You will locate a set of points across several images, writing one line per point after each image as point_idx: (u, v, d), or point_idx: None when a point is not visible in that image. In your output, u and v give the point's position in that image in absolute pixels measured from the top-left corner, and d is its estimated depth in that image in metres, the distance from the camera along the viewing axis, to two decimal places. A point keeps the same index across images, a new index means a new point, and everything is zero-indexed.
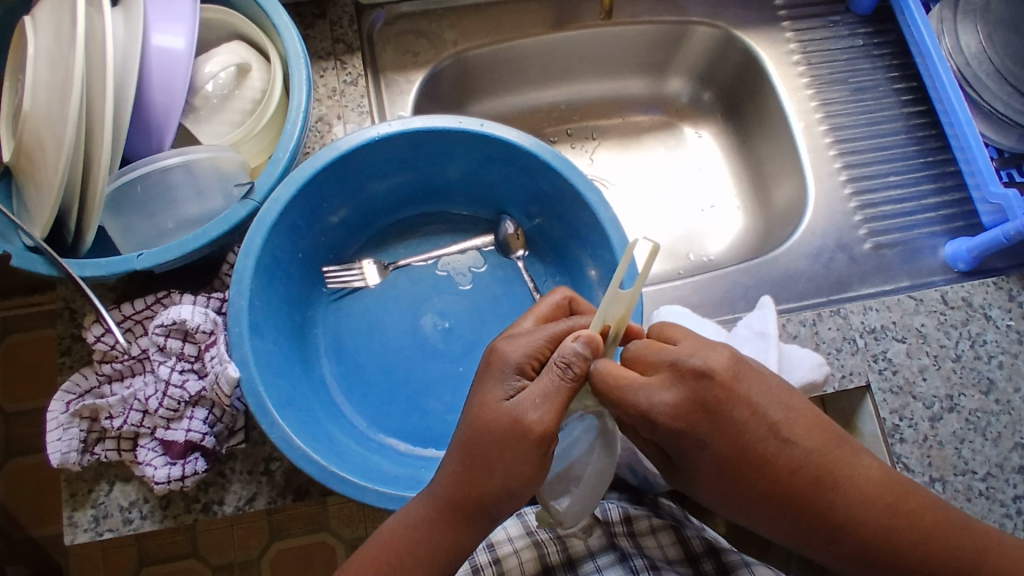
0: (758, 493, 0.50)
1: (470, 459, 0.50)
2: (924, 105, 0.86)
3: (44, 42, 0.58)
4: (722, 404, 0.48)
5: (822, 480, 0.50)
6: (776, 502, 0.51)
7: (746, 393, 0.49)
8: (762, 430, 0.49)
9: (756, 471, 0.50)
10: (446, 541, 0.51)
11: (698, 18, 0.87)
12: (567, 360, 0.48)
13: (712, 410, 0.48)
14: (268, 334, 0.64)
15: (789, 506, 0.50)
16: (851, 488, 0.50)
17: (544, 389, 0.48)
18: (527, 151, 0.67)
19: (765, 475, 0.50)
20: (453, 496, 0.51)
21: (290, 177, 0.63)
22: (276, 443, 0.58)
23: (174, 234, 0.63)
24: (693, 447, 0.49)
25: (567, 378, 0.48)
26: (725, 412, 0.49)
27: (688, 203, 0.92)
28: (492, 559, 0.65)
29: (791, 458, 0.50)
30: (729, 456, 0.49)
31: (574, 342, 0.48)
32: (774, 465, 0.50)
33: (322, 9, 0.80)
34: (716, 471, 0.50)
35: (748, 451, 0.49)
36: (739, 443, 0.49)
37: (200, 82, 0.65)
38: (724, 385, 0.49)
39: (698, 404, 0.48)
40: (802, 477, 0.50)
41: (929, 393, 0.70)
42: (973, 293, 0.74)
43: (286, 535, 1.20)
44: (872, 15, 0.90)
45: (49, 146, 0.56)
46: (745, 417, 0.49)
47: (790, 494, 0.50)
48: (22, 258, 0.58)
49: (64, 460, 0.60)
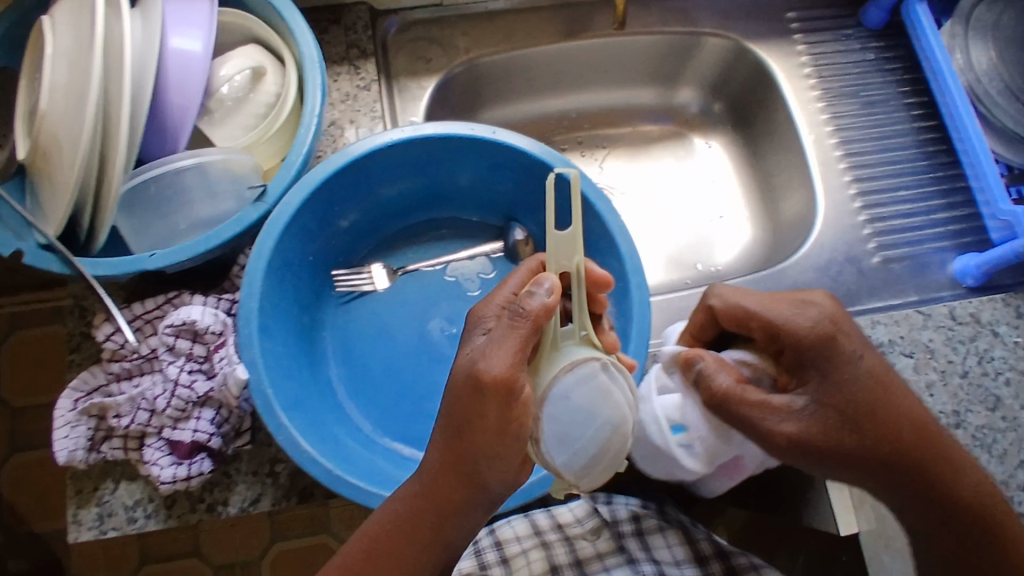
0: (863, 448, 0.54)
1: (454, 454, 0.50)
2: (934, 120, 0.86)
3: (62, 42, 0.58)
4: (838, 342, 0.56)
5: (918, 430, 0.56)
6: (873, 454, 0.55)
7: (843, 348, 0.56)
8: (880, 376, 0.56)
9: (863, 415, 0.55)
10: (434, 535, 0.52)
11: (709, 30, 0.87)
12: (518, 300, 0.48)
13: (824, 357, 0.56)
14: (277, 335, 0.65)
15: (883, 457, 0.55)
16: (937, 441, 0.56)
17: (500, 334, 0.48)
18: (538, 159, 0.67)
19: (875, 419, 0.55)
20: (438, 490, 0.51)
21: (302, 180, 0.64)
22: (282, 445, 0.58)
23: (186, 235, 0.64)
24: (825, 389, 0.55)
25: (520, 321, 0.47)
26: (843, 351, 0.56)
27: (697, 213, 0.92)
28: (501, 559, 0.66)
29: (893, 404, 0.56)
30: (847, 398, 0.55)
31: (531, 282, 0.49)
32: (885, 408, 0.55)
33: (336, 15, 0.81)
34: (832, 419, 0.54)
35: (865, 394, 0.55)
36: (863, 389, 0.55)
37: (215, 85, 0.66)
38: (835, 322, 0.57)
39: (815, 345, 0.56)
40: (903, 424, 0.55)
41: (936, 408, 0.70)
42: (981, 308, 0.74)
43: (287, 536, 1.20)
44: (883, 29, 0.90)
45: (65, 146, 0.56)
46: (856, 359, 0.56)
47: (890, 437, 0.55)
48: (33, 256, 0.60)
49: (70, 457, 0.60)
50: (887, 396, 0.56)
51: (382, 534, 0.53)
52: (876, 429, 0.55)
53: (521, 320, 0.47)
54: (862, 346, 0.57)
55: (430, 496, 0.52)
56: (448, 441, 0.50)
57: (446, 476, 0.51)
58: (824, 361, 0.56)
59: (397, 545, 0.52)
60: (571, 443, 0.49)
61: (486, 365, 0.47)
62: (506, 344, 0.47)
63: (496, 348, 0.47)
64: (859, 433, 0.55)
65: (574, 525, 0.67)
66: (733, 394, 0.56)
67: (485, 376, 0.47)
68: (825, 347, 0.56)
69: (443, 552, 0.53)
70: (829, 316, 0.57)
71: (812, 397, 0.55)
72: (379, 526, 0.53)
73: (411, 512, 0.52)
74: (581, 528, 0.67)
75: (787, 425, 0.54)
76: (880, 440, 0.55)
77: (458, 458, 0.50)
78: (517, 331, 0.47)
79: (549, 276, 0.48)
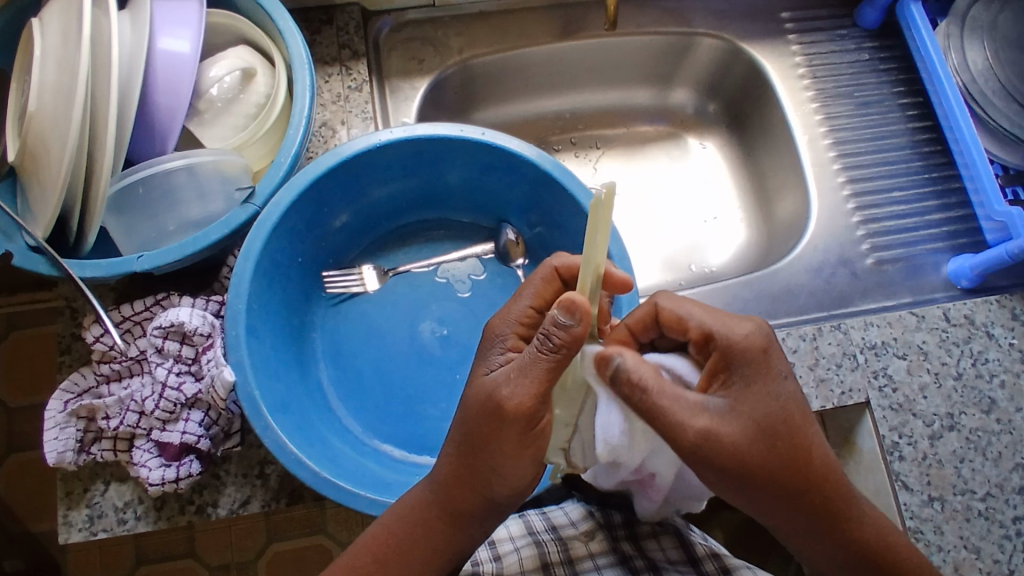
0: (775, 476, 0.50)
1: (468, 467, 0.53)
2: (929, 121, 0.85)
3: (51, 44, 0.58)
4: (769, 358, 0.51)
5: (828, 464, 0.52)
6: (782, 479, 0.51)
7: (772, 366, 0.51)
8: (802, 403, 0.52)
9: (785, 441, 0.50)
10: (443, 539, 0.56)
11: (703, 30, 0.87)
12: (546, 329, 0.47)
13: (750, 370, 0.51)
14: (266, 337, 0.65)
15: (790, 485, 0.51)
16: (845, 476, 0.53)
17: (526, 362, 0.49)
18: (528, 160, 0.67)
19: (792, 445, 0.50)
20: (450, 497, 0.54)
21: (291, 182, 0.64)
22: (269, 447, 0.58)
23: (175, 237, 0.64)
24: (752, 405, 0.50)
25: (547, 350, 0.48)
26: (772, 367, 0.51)
27: (691, 215, 0.91)
28: (492, 556, 0.65)
29: (809, 438, 0.51)
30: (768, 419, 0.50)
31: (558, 307, 0.46)
32: (805, 435, 0.51)
33: (329, 15, 0.81)
34: (747, 434, 0.49)
35: (781, 416, 0.50)
36: (784, 408, 0.50)
37: (204, 86, 0.66)
38: (768, 338, 0.52)
39: (738, 357, 0.51)
40: (816, 455, 0.51)
41: (929, 410, 0.70)
42: (976, 310, 0.74)
43: (283, 537, 1.20)
44: (879, 29, 0.89)
45: (53, 147, 0.56)
46: (783, 379, 0.51)
47: (805, 469, 0.51)
48: (24, 258, 0.59)
49: (60, 459, 0.60)
50: (805, 428, 0.51)
51: (391, 540, 0.55)
52: (794, 452, 0.50)
53: (548, 353, 0.48)
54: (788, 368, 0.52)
55: (445, 503, 0.55)
56: (460, 453, 0.53)
57: (459, 486, 0.54)
58: (743, 372, 0.51)
59: (410, 547, 0.55)
60: (612, 420, 0.50)
61: (508, 396, 0.49)
62: (532, 377, 0.48)
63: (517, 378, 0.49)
64: (779, 458, 0.50)
65: (568, 527, 0.67)
66: (647, 389, 0.48)
67: (506, 405, 0.49)
68: (753, 367, 0.51)
69: (453, 552, 0.57)
70: (764, 329, 0.52)
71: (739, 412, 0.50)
72: (387, 532, 0.56)
73: (426, 519, 0.55)
74: (575, 530, 0.67)
75: (701, 423, 0.48)
76: (789, 469, 0.50)
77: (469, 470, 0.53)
78: (545, 364, 0.48)
79: (578, 299, 0.46)
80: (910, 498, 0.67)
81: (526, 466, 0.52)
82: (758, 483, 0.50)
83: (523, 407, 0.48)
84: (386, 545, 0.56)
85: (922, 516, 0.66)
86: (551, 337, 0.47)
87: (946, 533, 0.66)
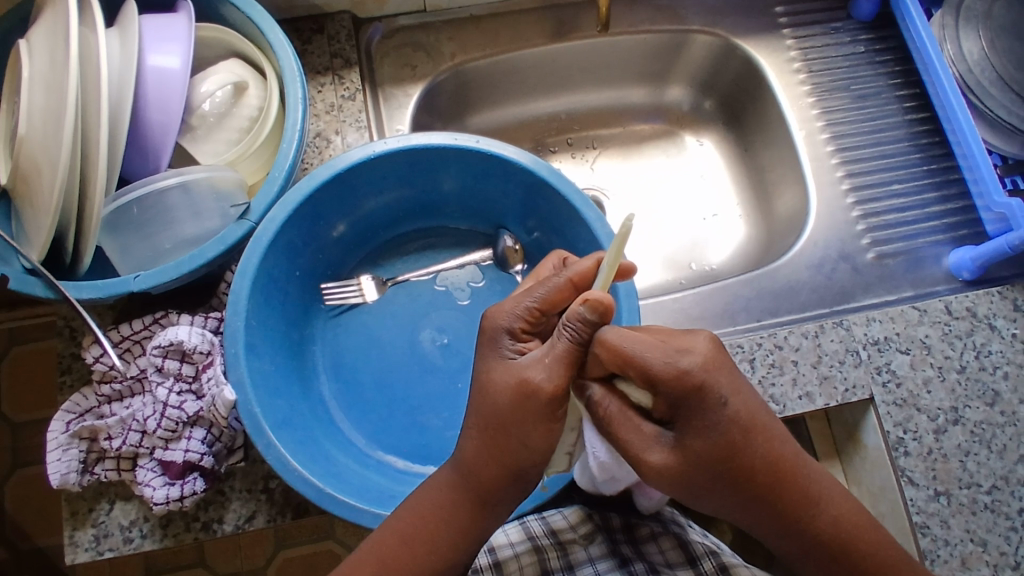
0: (722, 484, 0.50)
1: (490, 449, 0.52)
2: (927, 112, 0.85)
3: (39, 66, 0.58)
4: (706, 392, 0.48)
5: (778, 467, 0.51)
6: (734, 484, 0.50)
7: (718, 393, 0.48)
8: (745, 421, 0.49)
9: (730, 455, 0.49)
10: (469, 523, 0.54)
11: (697, 27, 0.86)
12: (575, 326, 0.49)
13: (688, 411, 0.48)
14: (265, 354, 0.65)
15: (742, 489, 0.51)
16: (800, 474, 0.52)
17: (553, 350, 0.50)
18: (523, 166, 0.67)
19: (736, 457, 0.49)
20: (476, 480, 0.53)
21: (285, 198, 0.63)
22: (272, 465, 0.58)
23: (170, 255, 0.63)
24: (698, 428, 0.49)
25: (577, 342, 0.49)
26: (710, 399, 0.48)
27: (689, 212, 0.91)
28: (492, 561, 0.65)
29: (758, 447, 0.50)
30: (712, 445, 0.48)
31: (588, 305, 0.49)
32: (751, 445, 0.49)
33: (319, 24, 0.80)
34: (696, 459, 0.49)
35: (721, 444, 0.48)
36: (723, 433, 0.48)
37: (197, 102, 0.65)
38: (705, 369, 0.48)
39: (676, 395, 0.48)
40: (761, 460, 0.50)
41: (933, 405, 0.70)
42: (978, 302, 0.73)
43: (292, 544, 1.20)
44: (873, 21, 0.89)
45: (45, 170, 0.56)
46: (723, 405, 0.48)
47: (756, 476, 0.50)
48: (19, 281, 0.59)
49: (64, 481, 0.60)
50: (755, 437, 0.49)
51: (417, 518, 0.55)
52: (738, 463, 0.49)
53: (576, 344, 0.49)
54: (733, 389, 0.49)
55: (466, 482, 0.54)
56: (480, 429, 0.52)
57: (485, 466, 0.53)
58: (680, 407, 0.49)
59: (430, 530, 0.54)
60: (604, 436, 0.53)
61: (540, 377, 0.50)
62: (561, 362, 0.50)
63: (545, 364, 0.50)
64: (723, 471, 0.49)
65: (567, 530, 0.67)
66: (610, 418, 0.51)
67: None
68: (693, 408, 0.48)
69: (475, 539, 0.55)
70: (699, 362, 0.48)
71: (688, 432, 0.49)
72: (417, 510, 0.55)
73: (450, 499, 0.54)
74: (574, 533, 0.67)
75: (656, 457, 0.49)
76: (737, 476, 0.50)
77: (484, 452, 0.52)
78: (572, 354, 0.50)
79: (605, 297, 0.49)
80: (916, 494, 0.67)
81: (542, 443, 0.51)
82: (707, 491, 0.51)
83: (557, 388, 0.49)
84: (410, 528, 0.54)
85: (928, 510, 0.66)
86: (578, 332, 0.49)
87: (953, 527, 0.66)
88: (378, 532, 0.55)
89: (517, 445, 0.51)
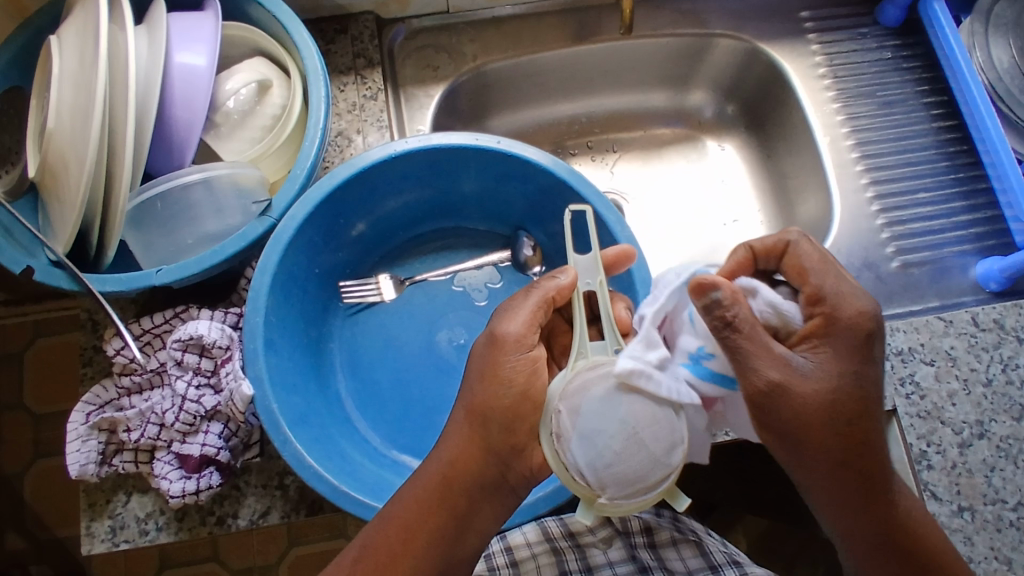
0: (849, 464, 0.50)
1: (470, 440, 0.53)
2: (955, 120, 0.83)
3: (68, 63, 0.59)
4: (869, 340, 0.49)
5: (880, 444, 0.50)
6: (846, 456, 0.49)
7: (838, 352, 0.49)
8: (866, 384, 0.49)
9: (846, 414, 0.48)
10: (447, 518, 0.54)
11: (720, 31, 0.86)
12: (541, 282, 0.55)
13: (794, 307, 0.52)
14: (284, 350, 0.65)
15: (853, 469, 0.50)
16: (847, 412, 0.48)
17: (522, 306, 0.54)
18: (544, 168, 0.67)
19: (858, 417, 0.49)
20: (459, 464, 0.53)
21: (306, 195, 0.64)
22: (288, 461, 0.58)
23: (193, 250, 0.64)
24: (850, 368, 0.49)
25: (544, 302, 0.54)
26: (864, 347, 0.49)
27: (710, 217, 0.90)
28: (504, 548, 0.68)
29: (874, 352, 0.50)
30: (838, 398, 0.48)
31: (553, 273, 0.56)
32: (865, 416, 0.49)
33: (343, 24, 0.81)
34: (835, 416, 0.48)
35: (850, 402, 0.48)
36: (860, 387, 0.49)
37: (221, 99, 0.66)
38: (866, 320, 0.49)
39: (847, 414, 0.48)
40: (878, 442, 0.50)
41: (958, 418, 0.68)
42: (1006, 314, 0.72)
43: (305, 541, 1.21)
44: (900, 27, 0.88)
45: (72, 164, 0.57)
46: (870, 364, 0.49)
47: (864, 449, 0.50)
48: (45, 274, 0.60)
49: (82, 471, 0.61)
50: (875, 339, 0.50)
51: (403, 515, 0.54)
52: (856, 433, 0.49)
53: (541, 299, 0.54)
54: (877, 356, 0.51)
55: (454, 469, 0.54)
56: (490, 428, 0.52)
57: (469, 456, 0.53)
58: (791, 432, 0.48)
59: (419, 524, 0.53)
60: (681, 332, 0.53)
61: (508, 328, 0.53)
62: (522, 313, 0.53)
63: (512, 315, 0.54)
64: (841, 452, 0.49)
65: (586, 533, 0.68)
66: (790, 408, 0.47)
67: None
68: (839, 303, 0.49)
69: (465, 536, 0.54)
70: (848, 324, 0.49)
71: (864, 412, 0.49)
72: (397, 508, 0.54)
73: (430, 492, 0.54)
74: (592, 536, 0.68)
75: (776, 375, 0.47)
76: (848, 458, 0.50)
77: (466, 435, 0.53)
78: (535, 304, 0.54)
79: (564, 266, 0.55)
80: (939, 508, 0.65)
81: None
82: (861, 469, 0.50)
83: (518, 333, 0.53)
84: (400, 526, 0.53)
85: (952, 526, 0.65)
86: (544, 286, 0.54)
87: (977, 544, 0.65)
88: (377, 521, 0.55)
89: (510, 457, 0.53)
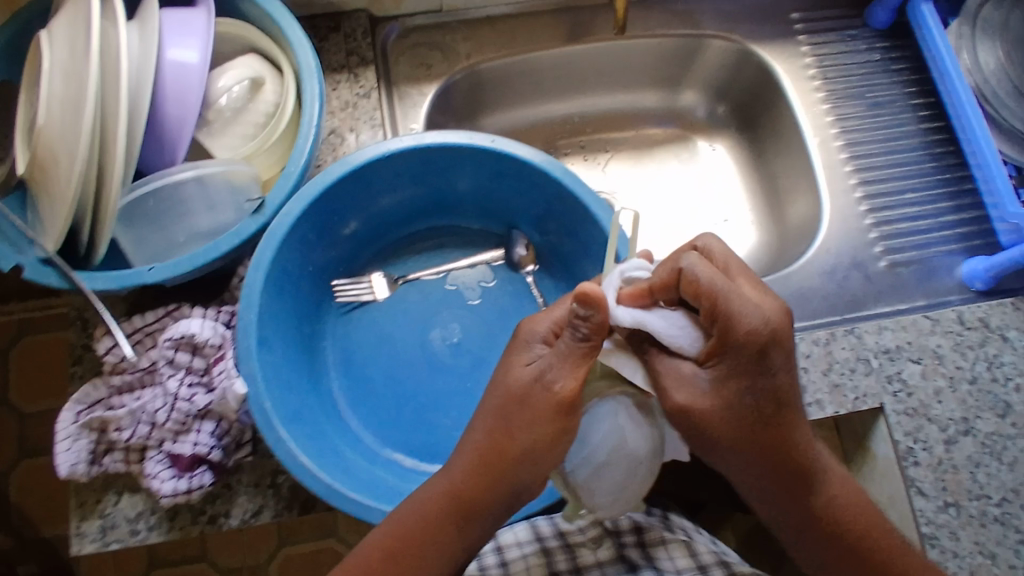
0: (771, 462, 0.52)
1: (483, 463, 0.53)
2: (941, 122, 0.85)
3: (59, 58, 0.58)
4: (769, 356, 0.48)
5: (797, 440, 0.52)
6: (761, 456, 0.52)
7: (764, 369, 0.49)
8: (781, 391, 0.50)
9: (750, 421, 0.50)
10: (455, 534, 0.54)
11: (712, 32, 0.86)
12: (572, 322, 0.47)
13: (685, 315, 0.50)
14: (277, 348, 0.65)
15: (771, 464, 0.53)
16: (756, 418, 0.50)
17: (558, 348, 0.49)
18: (538, 167, 0.67)
19: (757, 429, 0.51)
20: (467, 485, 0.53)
21: (300, 192, 0.63)
22: (282, 460, 0.58)
23: (186, 248, 0.64)
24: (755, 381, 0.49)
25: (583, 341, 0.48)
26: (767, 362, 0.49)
27: (701, 217, 0.91)
28: (495, 549, 0.68)
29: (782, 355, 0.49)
30: (741, 410, 0.50)
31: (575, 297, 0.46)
32: (775, 420, 0.51)
33: (336, 22, 0.80)
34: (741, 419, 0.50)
35: (755, 407, 0.50)
36: (764, 398, 0.50)
37: (213, 96, 0.65)
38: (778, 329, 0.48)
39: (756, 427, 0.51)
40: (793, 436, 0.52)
41: (944, 415, 0.69)
42: (991, 313, 0.73)
43: (295, 541, 1.20)
44: (889, 29, 0.89)
45: (62, 160, 0.56)
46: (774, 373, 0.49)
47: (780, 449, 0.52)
48: (34, 270, 0.59)
49: (72, 471, 0.60)
50: (788, 339, 0.49)
51: (404, 531, 0.54)
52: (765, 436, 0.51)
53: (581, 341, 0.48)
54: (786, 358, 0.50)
55: (461, 493, 0.54)
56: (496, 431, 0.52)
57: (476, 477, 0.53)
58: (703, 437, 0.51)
59: (424, 541, 0.53)
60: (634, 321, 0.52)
61: (557, 381, 0.50)
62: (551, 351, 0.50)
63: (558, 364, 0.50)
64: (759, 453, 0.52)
65: (575, 532, 0.68)
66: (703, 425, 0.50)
67: None
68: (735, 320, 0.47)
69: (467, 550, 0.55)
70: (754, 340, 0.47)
71: (774, 416, 0.51)
72: (399, 522, 0.54)
73: (438, 510, 0.54)
74: (583, 536, 0.68)
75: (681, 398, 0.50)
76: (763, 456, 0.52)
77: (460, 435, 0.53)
78: (579, 351, 0.49)
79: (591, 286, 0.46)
80: (925, 504, 0.66)
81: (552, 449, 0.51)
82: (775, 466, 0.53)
83: (570, 393, 0.50)
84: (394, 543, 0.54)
85: (938, 522, 0.66)
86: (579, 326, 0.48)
87: (962, 539, 0.66)
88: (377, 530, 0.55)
89: (513, 476, 0.52)
